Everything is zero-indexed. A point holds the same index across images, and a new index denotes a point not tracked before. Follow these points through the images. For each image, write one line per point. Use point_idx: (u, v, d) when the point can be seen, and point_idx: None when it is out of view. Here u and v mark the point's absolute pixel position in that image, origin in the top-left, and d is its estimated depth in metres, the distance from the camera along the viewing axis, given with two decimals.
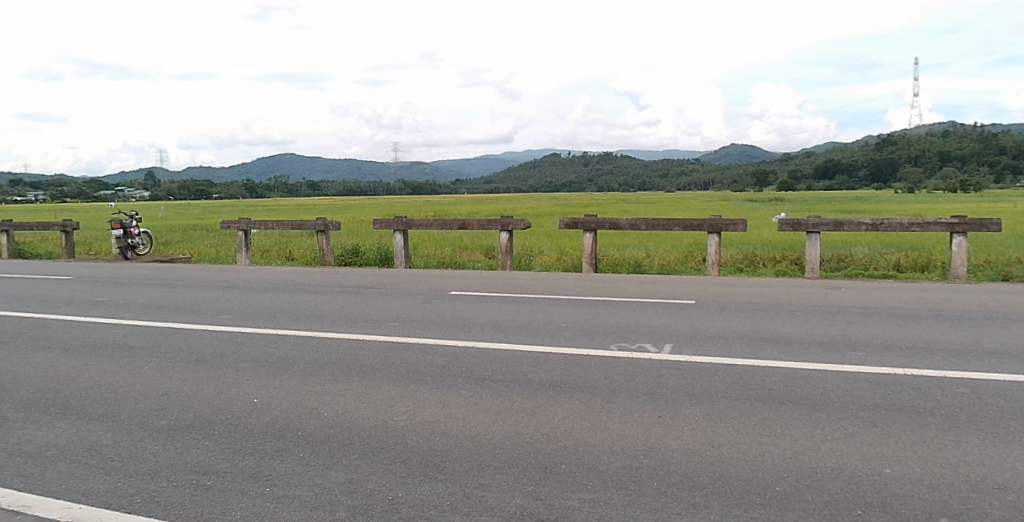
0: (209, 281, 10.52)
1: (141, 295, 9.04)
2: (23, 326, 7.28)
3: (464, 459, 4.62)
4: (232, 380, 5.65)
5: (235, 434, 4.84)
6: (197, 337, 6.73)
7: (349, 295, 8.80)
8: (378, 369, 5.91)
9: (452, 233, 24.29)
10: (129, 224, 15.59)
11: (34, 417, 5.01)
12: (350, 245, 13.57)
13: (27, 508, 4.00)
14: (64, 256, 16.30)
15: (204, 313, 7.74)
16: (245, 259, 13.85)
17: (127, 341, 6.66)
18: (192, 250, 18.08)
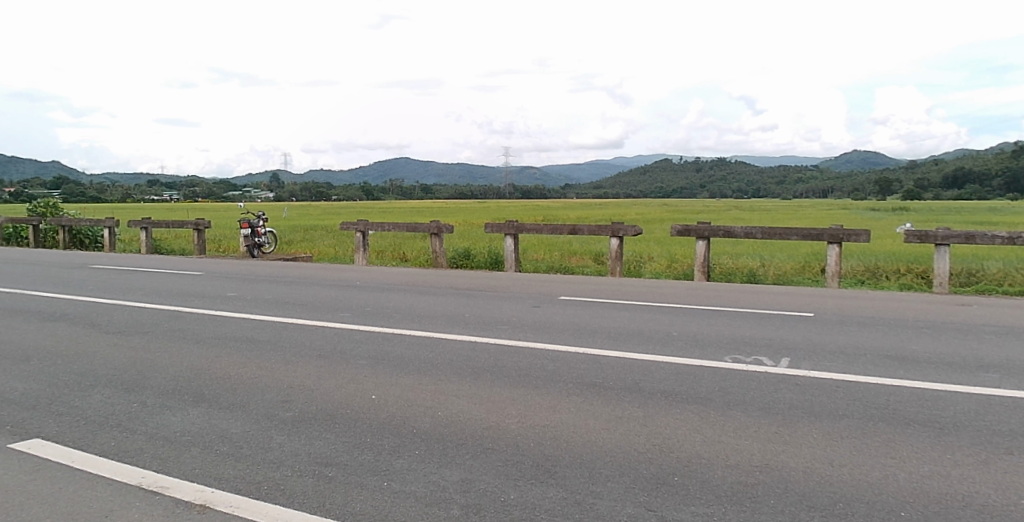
0: (326, 279, 10.94)
1: (268, 292, 9.48)
2: (161, 317, 7.77)
3: (577, 465, 4.57)
4: (351, 376, 5.81)
5: (354, 428, 4.97)
6: (317, 334, 6.98)
7: (457, 297, 8.93)
8: (490, 371, 5.94)
9: (559, 238, 24.38)
10: (256, 224, 16.33)
11: (175, 403, 5.33)
12: (462, 249, 13.82)
13: (164, 489, 4.24)
14: (196, 253, 17.29)
15: (325, 311, 8.03)
16: (363, 259, 14.30)
17: (253, 335, 6.98)
18: (313, 249, 18.85)
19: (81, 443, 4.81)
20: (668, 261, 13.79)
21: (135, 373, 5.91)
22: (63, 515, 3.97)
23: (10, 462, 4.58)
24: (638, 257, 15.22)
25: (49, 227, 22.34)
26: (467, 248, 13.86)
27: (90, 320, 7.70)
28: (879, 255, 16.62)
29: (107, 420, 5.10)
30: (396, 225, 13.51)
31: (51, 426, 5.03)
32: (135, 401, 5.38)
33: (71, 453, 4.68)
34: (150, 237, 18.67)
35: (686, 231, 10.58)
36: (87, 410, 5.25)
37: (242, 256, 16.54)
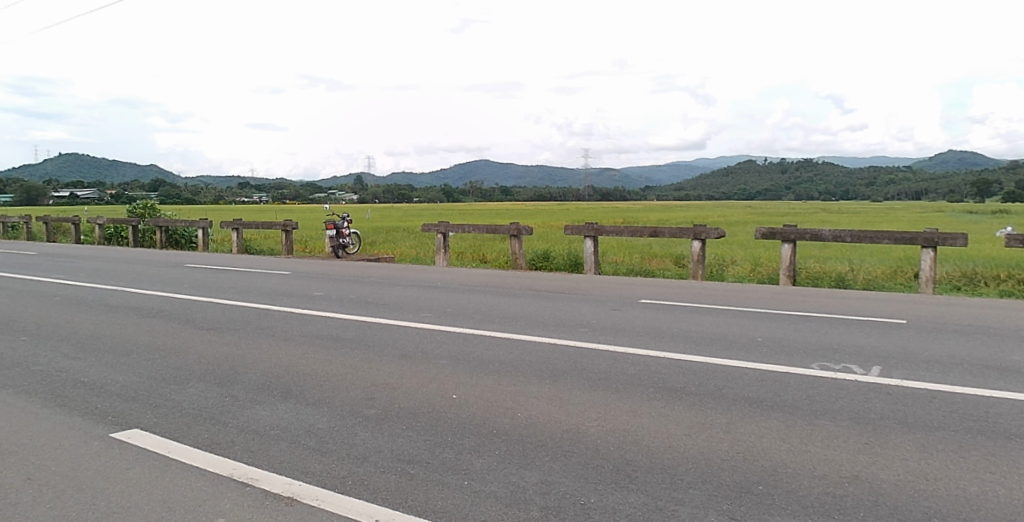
0: (406, 280, 11.15)
1: (350, 291, 9.71)
2: (252, 314, 8.07)
3: (657, 470, 4.51)
4: (432, 375, 5.89)
5: (435, 427, 5.04)
6: (399, 333, 7.11)
7: (534, 299, 8.96)
8: (571, 374, 5.93)
9: (637, 241, 24.19)
10: (341, 225, 16.80)
11: (265, 398, 5.52)
12: (541, 251, 13.88)
13: (254, 481, 4.38)
14: (284, 253, 17.91)
15: (407, 311, 8.18)
16: (443, 260, 14.52)
17: (338, 333, 7.16)
18: (394, 251, 19.27)
19: (177, 434, 5.02)
20: (752, 265, 13.52)
21: (227, 367, 6.15)
22: (161, 502, 4.15)
23: (113, 450, 4.83)
24: (720, 260, 14.95)
25: (147, 228, 23.60)
26: (546, 250, 13.91)
27: (186, 316, 8.07)
28: (974, 260, 15.79)
29: (201, 412, 5.32)
30: (476, 227, 13.67)
31: (150, 417, 5.28)
32: (227, 394, 5.59)
33: (168, 443, 4.89)
34: (241, 239, 19.45)
35: (772, 234, 10.34)
36: (184, 402, 5.50)
37: (327, 256, 17.05)
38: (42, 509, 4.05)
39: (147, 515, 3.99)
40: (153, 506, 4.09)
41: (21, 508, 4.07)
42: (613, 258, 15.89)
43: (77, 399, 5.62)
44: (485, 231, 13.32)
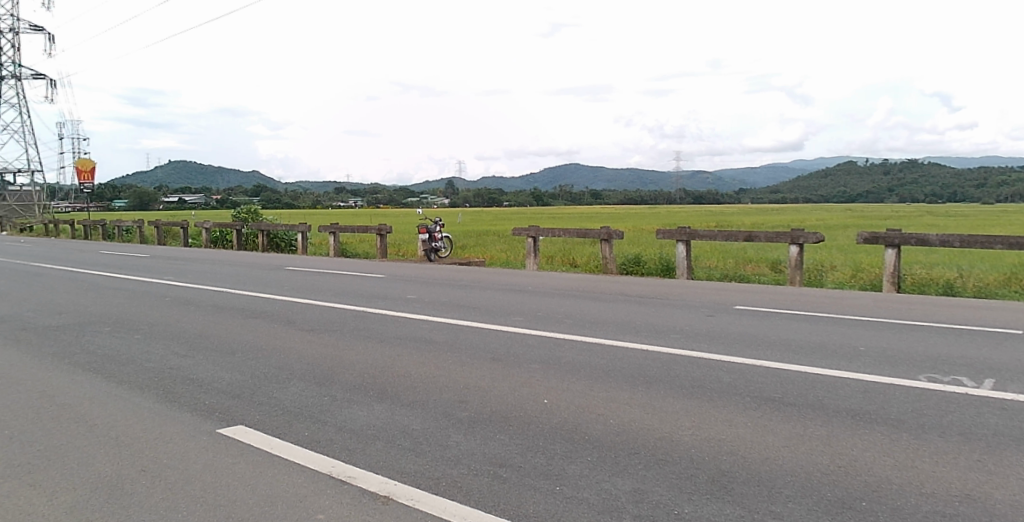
0: (497, 284, 11.32)
1: (442, 294, 9.98)
2: (348, 317, 8.42)
3: (755, 482, 4.37)
4: (524, 379, 5.96)
5: (527, 432, 5.06)
6: (492, 337, 7.22)
7: (626, 305, 8.94)
8: (664, 381, 5.89)
9: (731, 246, 23.79)
10: (433, 229, 17.21)
11: (362, 398, 5.70)
12: (632, 255, 13.82)
13: (352, 479, 4.49)
14: (379, 256, 18.48)
15: (498, 314, 8.32)
16: (533, 264, 14.60)
17: (432, 335, 7.35)
18: (485, 254, 19.58)
19: (279, 431, 5.23)
20: (853, 270, 13.04)
21: (327, 368, 6.41)
22: (264, 497, 4.32)
23: (220, 444, 5.08)
24: (819, 265, 14.48)
25: (250, 232, 24.90)
26: (637, 254, 13.84)
27: (286, 318, 8.57)
28: None
29: (301, 410, 5.54)
30: (567, 231, 13.72)
31: (254, 413, 5.53)
32: (326, 393, 5.81)
33: (270, 440, 5.10)
34: (338, 242, 20.13)
35: (874, 238, 9.93)
36: (285, 400, 5.74)
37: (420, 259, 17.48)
38: (157, 499, 4.30)
39: (251, 508, 4.16)
40: (256, 500, 4.27)
41: (137, 497, 4.32)
42: (706, 263, 15.64)
43: (191, 396, 5.98)
44: (576, 234, 13.34)
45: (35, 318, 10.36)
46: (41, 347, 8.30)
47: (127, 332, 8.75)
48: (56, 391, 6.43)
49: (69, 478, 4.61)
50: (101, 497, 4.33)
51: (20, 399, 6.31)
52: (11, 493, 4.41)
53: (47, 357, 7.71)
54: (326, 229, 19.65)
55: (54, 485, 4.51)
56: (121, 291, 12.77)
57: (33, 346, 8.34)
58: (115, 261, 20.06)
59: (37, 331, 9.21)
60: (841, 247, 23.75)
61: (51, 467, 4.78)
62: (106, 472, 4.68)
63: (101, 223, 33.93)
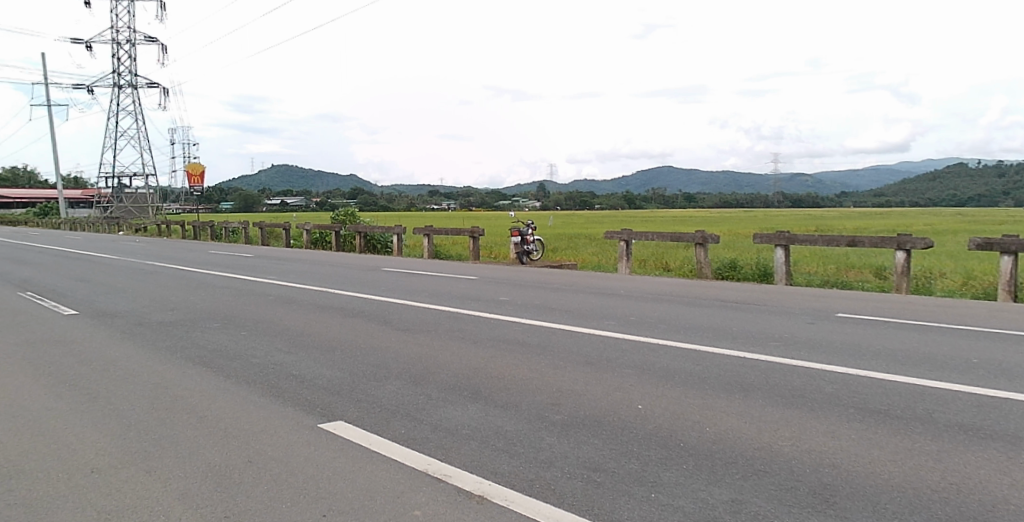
0: (590, 288, 11.85)
1: (534, 297, 11.07)
2: (442, 318, 9.64)
3: (859, 497, 4.20)
4: (617, 384, 6.28)
5: (621, 438, 5.07)
6: (584, 341, 7.92)
7: (718, 310, 9.28)
8: (760, 391, 5.93)
9: (831, 252, 22.93)
10: (526, 232, 17.39)
11: (457, 398, 6.01)
12: (728, 260, 13.62)
13: (447, 477, 4.56)
14: (472, 258, 18.75)
15: (592, 318, 9.13)
16: (627, 268, 14.51)
17: (525, 338, 8.17)
18: (577, 257, 19.63)
19: (377, 427, 5.43)
20: (964, 278, 12.47)
21: (423, 367, 7.09)
22: (362, 490, 4.44)
23: (321, 438, 5.29)
24: (927, 272, 13.88)
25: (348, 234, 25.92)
26: (733, 258, 13.62)
27: (382, 318, 9.78)
28: None
29: (399, 410, 5.77)
30: (661, 234, 13.66)
31: (355, 412, 5.78)
32: (422, 393, 6.17)
33: (369, 437, 5.27)
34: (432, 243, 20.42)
35: (988, 245, 9.44)
36: (384, 398, 6.10)
37: (513, 262, 17.69)
38: (261, 489, 4.47)
39: (350, 502, 4.27)
40: (355, 494, 4.38)
41: (243, 487, 4.50)
42: (806, 269, 15.20)
43: (297, 395, 6.32)
44: (670, 238, 13.27)
45: (148, 314, 11.11)
46: (159, 340, 8.98)
47: (236, 330, 9.31)
48: (172, 383, 6.89)
49: (182, 466, 4.86)
50: (211, 486, 4.54)
51: (140, 389, 6.77)
52: (130, 477, 4.69)
53: (164, 351, 8.29)
54: (421, 231, 20.11)
55: (169, 472, 4.77)
56: (224, 289, 13.55)
57: (153, 339, 9.02)
58: (216, 260, 21.30)
59: (155, 326, 9.96)
60: (952, 254, 22.46)
61: (167, 455, 5.07)
62: (216, 462, 4.92)
63: (208, 225, 36.14)
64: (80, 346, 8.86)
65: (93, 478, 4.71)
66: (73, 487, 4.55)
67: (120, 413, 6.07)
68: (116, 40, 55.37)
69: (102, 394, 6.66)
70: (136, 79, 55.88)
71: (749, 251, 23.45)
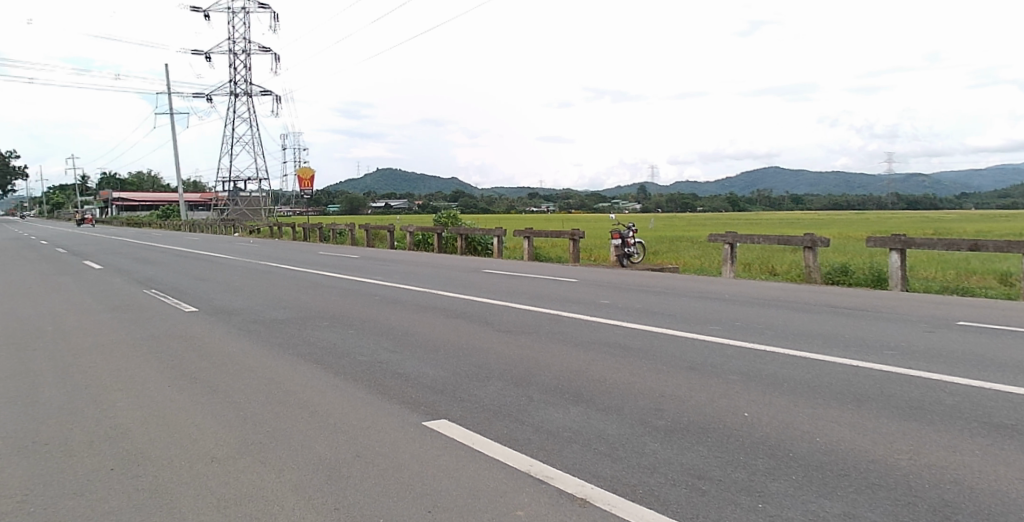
0: (693, 292, 11.69)
1: (635, 300, 11.02)
2: (542, 319, 9.81)
3: (984, 515, 3.97)
4: (721, 391, 6.24)
5: (725, 447, 5.01)
6: (688, 346, 7.85)
7: (828, 316, 8.97)
8: (875, 401, 5.70)
9: (956, 257, 21.46)
10: (626, 234, 17.27)
11: (559, 400, 6.21)
12: (839, 264, 13.03)
13: (550, 478, 4.65)
14: (571, 261, 18.77)
15: (695, 323, 9.01)
16: (729, 272, 14.16)
17: (626, 342, 8.20)
18: (678, 261, 19.29)
19: (479, 427, 5.63)
20: None
21: (524, 369, 7.26)
22: (467, 488, 4.59)
23: (428, 435, 5.52)
24: None
25: (448, 236, 26.59)
26: (844, 263, 13.02)
27: (484, 319, 10.03)
28: None
29: (502, 412, 5.94)
30: (766, 237, 13.25)
31: (460, 412, 5.98)
32: (524, 394, 6.42)
33: (472, 436, 5.45)
34: (531, 246, 20.61)
35: None
36: (486, 398, 6.35)
37: (613, 265, 17.61)
38: (368, 483, 4.69)
39: (454, 499, 4.42)
40: (459, 492, 4.52)
41: (352, 480, 4.75)
42: (925, 274, 14.33)
43: (402, 393, 6.61)
44: (777, 241, 12.84)
45: (262, 312, 11.86)
46: (275, 336, 9.59)
47: (342, 329, 9.80)
48: (284, 378, 7.35)
49: (294, 459, 5.17)
50: (321, 478, 4.80)
51: (256, 383, 7.26)
52: (246, 467, 5.03)
53: (277, 348, 8.84)
54: (521, 234, 20.23)
55: (281, 464, 5.09)
56: (331, 290, 14.25)
57: (270, 336, 9.65)
58: (322, 261, 22.43)
59: (271, 323, 10.63)
60: None
61: (279, 448, 5.41)
62: (325, 456, 5.20)
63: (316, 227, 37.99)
64: (204, 341, 9.57)
65: (212, 467, 5.08)
66: (196, 475, 4.94)
67: (237, 405, 6.54)
68: (234, 51, 59.03)
69: (221, 388, 7.18)
70: (251, 86, 59.32)
71: (863, 254, 22.24)
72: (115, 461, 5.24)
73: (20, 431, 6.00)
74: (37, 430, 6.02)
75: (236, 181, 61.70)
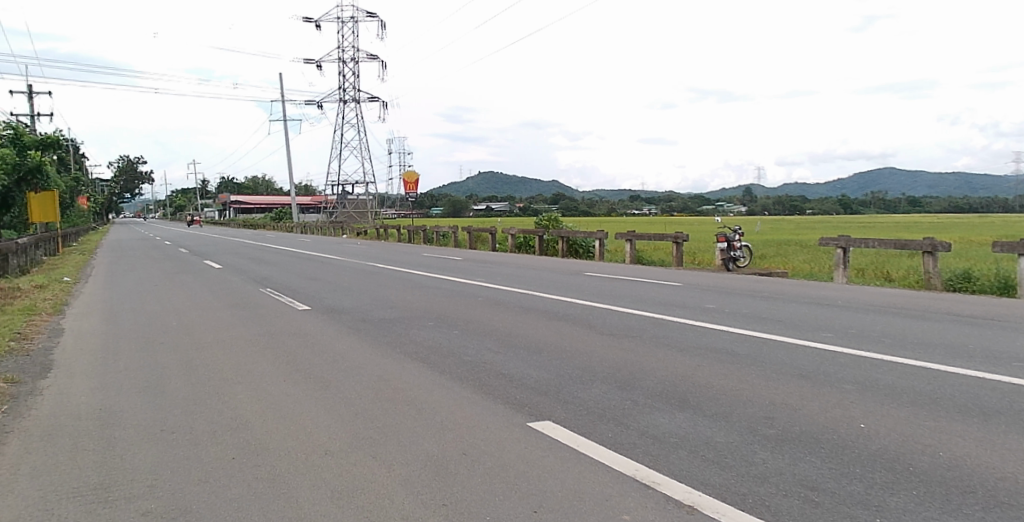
0: (803, 297, 11.30)
1: (741, 306, 10.82)
2: (646, 323, 9.84)
3: None
4: (835, 401, 6.10)
5: (840, 459, 4.94)
6: (798, 353, 7.68)
7: (950, 324, 8.48)
8: (1005, 416, 5.40)
9: None
10: (732, 238, 16.87)
11: (665, 405, 6.27)
12: (962, 269, 12.21)
13: (656, 484, 4.75)
14: (674, 264, 18.54)
15: (806, 330, 8.76)
16: (841, 277, 13.58)
17: (733, 348, 8.11)
18: (787, 265, 18.62)
19: (585, 430, 5.79)
20: None
21: (628, 373, 7.35)
22: (573, 490, 4.76)
23: (535, 436, 5.74)
24: None
25: (549, 239, 26.85)
26: (969, 269, 12.20)
27: (587, 322, 10.17)
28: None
29: (608, 416, 6.09)
30: (882, 240, 12.61)
31: (566, 415, 6.17)
32: (629, 398, 6.52)
33: (577, 439, 5.63)
34: (633, 249, 20.50)
35: None
36: (590, 401, 6.50)
37: (718, 269, 17.26)
38: (475, 481, 4.95)
39: (561, 501, 4.60)
40: (566, 494, 4.70)
41: (459, 477, 5.03)
42: None
43: (508, 394, 6.88)
44: (893, 245, 12.20)
45: (370, 311, 12.52)
46: (383, 335, 10.15)
47: (448, 329, 10.23)
48: (393, 376, 7.80)
49: (403, 454, 5.53)
50: (429, 474, 5.12)
51: (366, 380, 7.75)
52: (358, 461, 5.43)
53: (386, 346, 9.36)
54: (623, 237, 20.14)
55: (390, 459, 5.45)
56: (434, 291, 14.81)
57: (378, 334, 10.21)
58: (426, 262, 23.28)
59: (379, 322, 11.23)
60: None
61: (387, 444, 5.79)
62: (433, 453, 5.53)
63: (420, 229, 39.24)
64: (317, 339, 10.24)
65: (326, 460, 5.52)
66: (312, 466, 5.39)
67: (348, 401, 7.03)
68: (344, 59, 61.55)
69: (332, 384, 7.71)
70: (359, 93, 61.63)
71: (993, 260, 20.58)
72: (235, 450, 5.79)
73: (152, 419, 6.71)
74: (167, 419, 6.71)
75: (345, 185, 64.59)
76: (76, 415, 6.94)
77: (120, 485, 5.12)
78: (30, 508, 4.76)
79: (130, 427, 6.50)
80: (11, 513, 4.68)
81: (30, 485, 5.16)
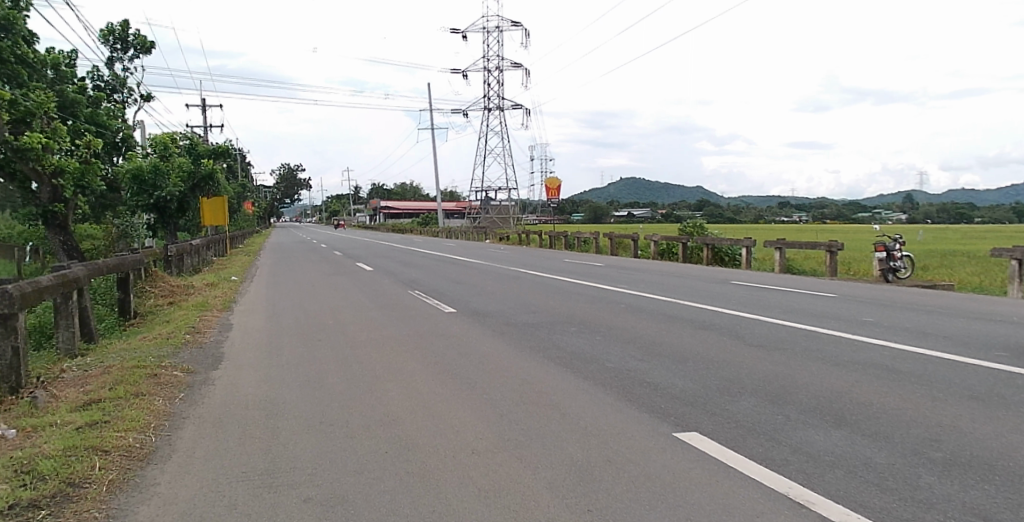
0: (975, 312, 10.42)
1: (903, 319, 10.20)
2: (797, 335, 9.59)
3: None
4: (1011, 425, 5.73)
5: (1017, 489, 4.68)
6: (969, 372, 7.22)
7: None
8: None
9: None
10: (892, 247, 15.80)
11: (819, 422, 6.18)
12: None
13: (811, 503, 4.76)
14: (827, 275, 17.62)
15: (979, 347, 8.15)
16: (1018, 291, 12.37)
17: (893, 364, 7.76)
18: (957, 276, 17.08)
19: (733, 444, 5.86)
20: None
21: (779, 386, 7.27)
22: (722, 504, 4.88)
23: (682, 447, 5.89)
24: None
25: (694, 245, 26.33)
26: None
27: (734, 332, 10.06)
28: None
29: (759, 430, 6.11)
30: None
31: (715, 427, 6.25)
32: (780, 413, 6.48)
33: (726, 452, 5.72)
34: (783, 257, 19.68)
35: None
36: (739, 414, 6.54)
37: (877, 279, 16.22)
38: (620, 489, 5.21)
39: (710, 513, 4.74)
40: (714, 507, 4.83)
41: (604, 484, 5.32)
42: None
43: (653, 403, 7.07)
44: None
45: (514, 315, 13.12)
46: (529, 339, 10.63)
47: (591, 335, 10.53)
48: (538, 379, 8.23)
49: (547, 457, 5.92)
50: (573, 479, 5.46)
51: (510, 382, 8.25)
52: (505, 462, 5.89)
53: (532, 350, 9.82)
54: (771, 245, 19.41)
55: (535, 461, 5.85)
56: (575, 297, 15.17)
57: (522, 338, 10.72)
58: (569, 268, 23.74)
59: (523, 326, 11.77)
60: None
61: (531, 446, 6.21)
62: (578, 458, 5.85)
63: (562, 236, 39.81)
64: (464, 340, 10.95)
65: (473, 458, 6.03)
66: (460, 464, 5.91)
67: (493, 402, 7.56)
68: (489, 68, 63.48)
69: (477, 385, 8.29)
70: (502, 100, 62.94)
71: None
72: (389, 445, 6.48)
73: (311, 413, 7.58)
74: (326, 412, 7.57)
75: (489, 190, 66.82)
76: (245, 405, 8.01)
77: (287, 472, 5.90)
78: (206, 488, 5.61)
79: (292, 418, 7.41)
80: (192, 492, 5.55)
81: (206, 466, 6.08)
